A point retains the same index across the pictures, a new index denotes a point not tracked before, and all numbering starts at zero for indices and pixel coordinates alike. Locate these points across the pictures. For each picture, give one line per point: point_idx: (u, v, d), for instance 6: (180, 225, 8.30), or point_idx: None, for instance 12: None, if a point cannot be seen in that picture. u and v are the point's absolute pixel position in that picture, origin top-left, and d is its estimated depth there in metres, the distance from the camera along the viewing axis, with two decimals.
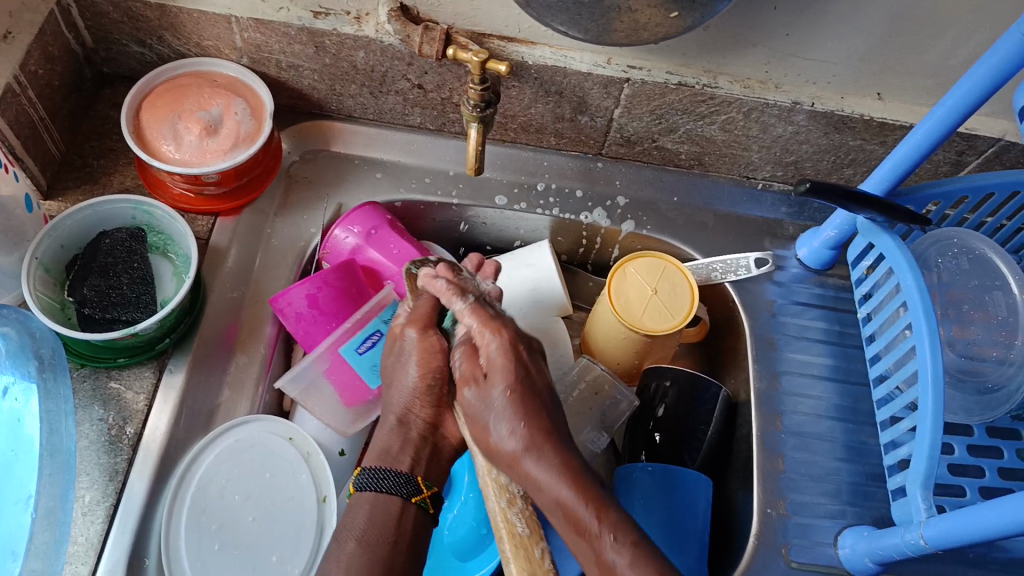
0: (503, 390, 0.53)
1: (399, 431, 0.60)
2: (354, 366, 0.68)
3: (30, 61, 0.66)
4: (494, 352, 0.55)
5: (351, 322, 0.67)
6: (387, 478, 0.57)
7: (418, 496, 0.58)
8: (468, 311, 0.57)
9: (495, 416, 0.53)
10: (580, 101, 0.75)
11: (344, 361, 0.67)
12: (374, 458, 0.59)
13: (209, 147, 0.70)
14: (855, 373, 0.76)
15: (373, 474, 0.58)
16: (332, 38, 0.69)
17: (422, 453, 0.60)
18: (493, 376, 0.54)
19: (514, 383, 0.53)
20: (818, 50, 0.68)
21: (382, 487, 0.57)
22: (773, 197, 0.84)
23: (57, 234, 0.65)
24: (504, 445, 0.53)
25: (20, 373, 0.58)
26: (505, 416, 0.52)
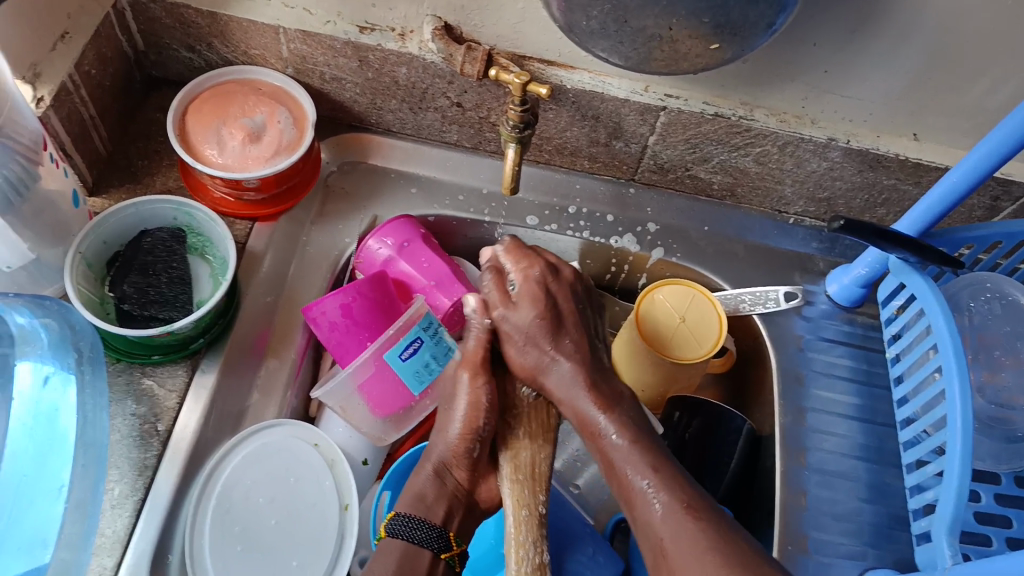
0: (531, 312, 0.63)
1: (436, 481, 0.61)
2: (393, 373, 0.68)
3: (84, 62, 0.68)
4: (524, 291, 0.64)
5: (393, 330, 0.66)
6: (420, 529, 0.59)
7: (448, 551, 0.59)
8: (506, 250, 0.67)
9: (522, 330, 0.63)
10: (616, 127, 0.75)
11: (386, 367, 0.67)
12: (406, 503, 0.60)
13: (251, 154, 0.71)
14: (881, 413, 0.75)
15: (406, 521, 0.59)
16: (376, 54, 0.71)
17: (455, 507, 0.62)
18: (521, 297, 0.64)
19: (539, 311, 0.63)
20: (857, 87, 0.68)
21: (412, 538, 0.58)
22: (804, 232, 0.84)
23: (101, 231, 0.67)
24: (522, 356, 0.63)
25: (60, 364, 0.59)
26: (525, 331, 0.63)
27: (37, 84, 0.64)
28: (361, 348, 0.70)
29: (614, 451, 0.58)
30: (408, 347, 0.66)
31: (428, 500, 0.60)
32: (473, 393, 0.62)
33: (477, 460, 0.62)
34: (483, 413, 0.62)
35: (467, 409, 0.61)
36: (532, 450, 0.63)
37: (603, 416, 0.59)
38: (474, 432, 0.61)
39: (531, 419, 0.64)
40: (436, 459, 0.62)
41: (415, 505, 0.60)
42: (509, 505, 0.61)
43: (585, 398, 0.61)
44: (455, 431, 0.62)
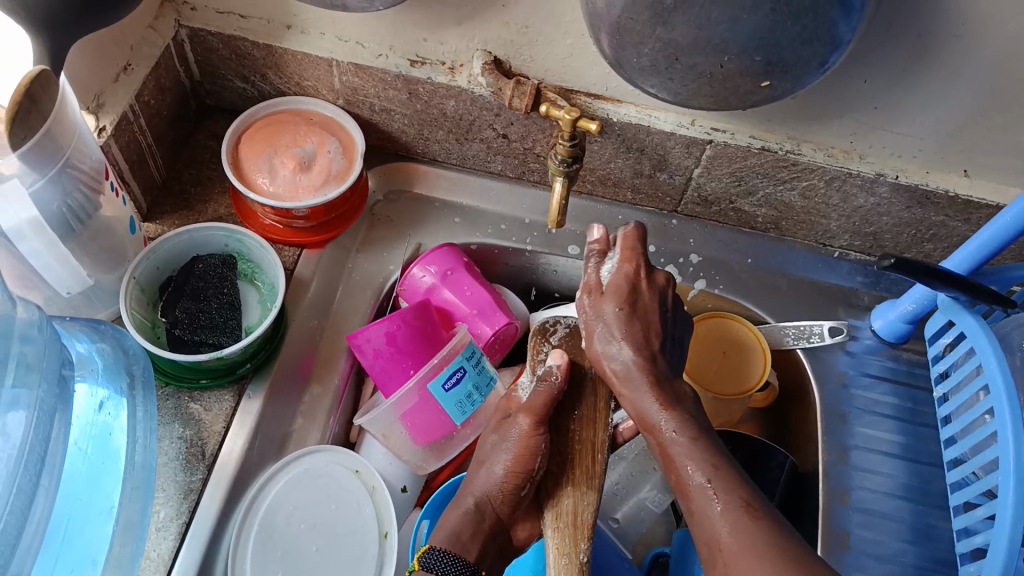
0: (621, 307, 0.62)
1: (473, 518, 0.62)
2: (437, 403, 0.68)
3: (145, 92, 0.70)
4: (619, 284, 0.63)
5: (440, 357, 0.66)
6: (451, 564, 0.58)
7: None
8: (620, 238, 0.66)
9: (603, 315, 0.62)
10: (661, 159, 0.76)
11: (430, 397, 0.67)
12: (443, 540, 0.61)
13: (302, 182, 0.73)
14: (926, 453, 0.74)
15: (440, 555, 0.59)
16: (425, 86, 0.72)
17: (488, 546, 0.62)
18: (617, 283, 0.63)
19: (626, 309, 0.62)
20: (906, 124, 0.67)
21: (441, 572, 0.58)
22: (849, 266, 0.83)
23: (155, 256, 0.68)
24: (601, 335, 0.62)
25: (112, 387, 0.60)
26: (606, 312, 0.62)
27: (100, 115, 0.66)
28: (405, 377, 0.71)
29: (672, 444, 0.56)
30: (452, 377, 0.66)
31: (463, 539, 0.61)
32: (529, 438, 0.61)
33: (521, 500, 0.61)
34: (536, 459, 0.61)
35: (519, 452, 0.61)
36: (575, 497, 0.61)
37: (662, 413, 0.58)
38: (524, 473, 0.61)
39: (578, 465, 0.62)
40: (478, 494, 0.62)
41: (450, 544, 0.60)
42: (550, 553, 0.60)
43: (646, 394, 0.59)
44: (500, 472, 0.61)
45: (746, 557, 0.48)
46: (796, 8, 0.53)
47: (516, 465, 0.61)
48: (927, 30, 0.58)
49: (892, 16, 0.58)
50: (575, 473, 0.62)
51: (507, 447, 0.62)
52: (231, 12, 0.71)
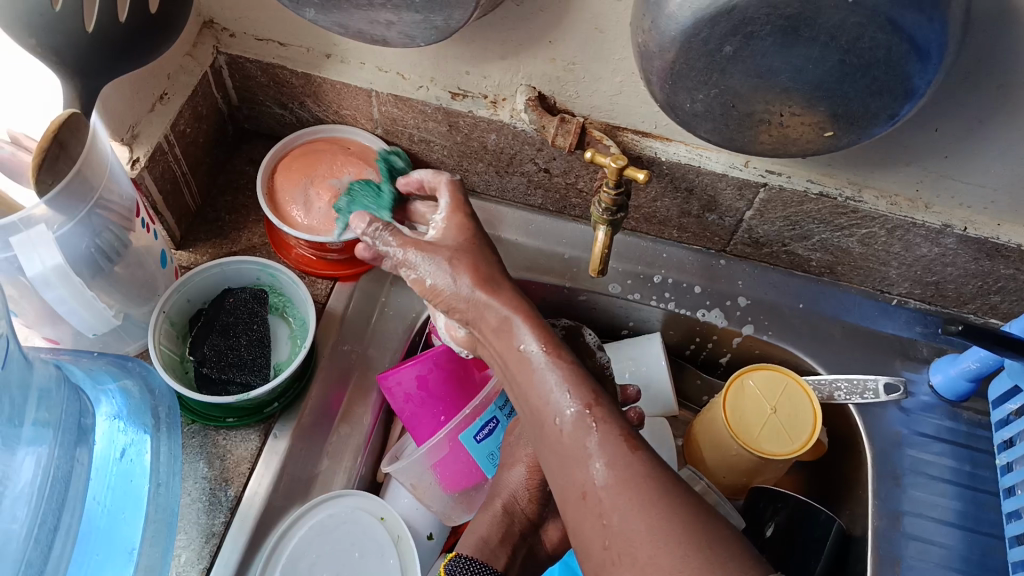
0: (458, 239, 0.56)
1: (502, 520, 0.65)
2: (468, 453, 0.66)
3: (181, 121, 0.69)
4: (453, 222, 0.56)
5: (471, 408, 0.66)
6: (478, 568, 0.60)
7: None
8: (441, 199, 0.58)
9: (432, 257, 0.54)
10: (710, 200, 0.72)
11: (462, 448, 0.66)
12: (471, 546, 0.63)
13: (337, 215, 0.71)
14: (986, 522, 0.69)
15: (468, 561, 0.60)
16: (466, 120, 0.69)
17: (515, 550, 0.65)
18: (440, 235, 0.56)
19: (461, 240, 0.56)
20: (979, 175, 0.62)
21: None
22: (907, 315, 0.78)
23: (186, 289, 0.67)
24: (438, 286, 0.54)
25: (137, 428, 0.59)
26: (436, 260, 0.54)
27: (133, 146, 0.65)
28: (436, 423, 0.69)
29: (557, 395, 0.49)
30: (483, 428, 0.66)
31: (491, 544, 0.63)
32: None
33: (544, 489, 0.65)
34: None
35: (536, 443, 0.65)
36: None
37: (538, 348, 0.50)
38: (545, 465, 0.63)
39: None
40: (505, 495, 0.65)
41: (478, 549, 0.63)
42: None
43: (519, 332, 0.51)
44: (523, 468, 0.65)
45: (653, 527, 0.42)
46: (866, 60, 0.49)
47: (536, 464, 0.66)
48: (1008, 81, 0.54)
49: (971, 65, 0.53)
50: None
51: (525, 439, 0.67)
52: (269, 40, 0.69)
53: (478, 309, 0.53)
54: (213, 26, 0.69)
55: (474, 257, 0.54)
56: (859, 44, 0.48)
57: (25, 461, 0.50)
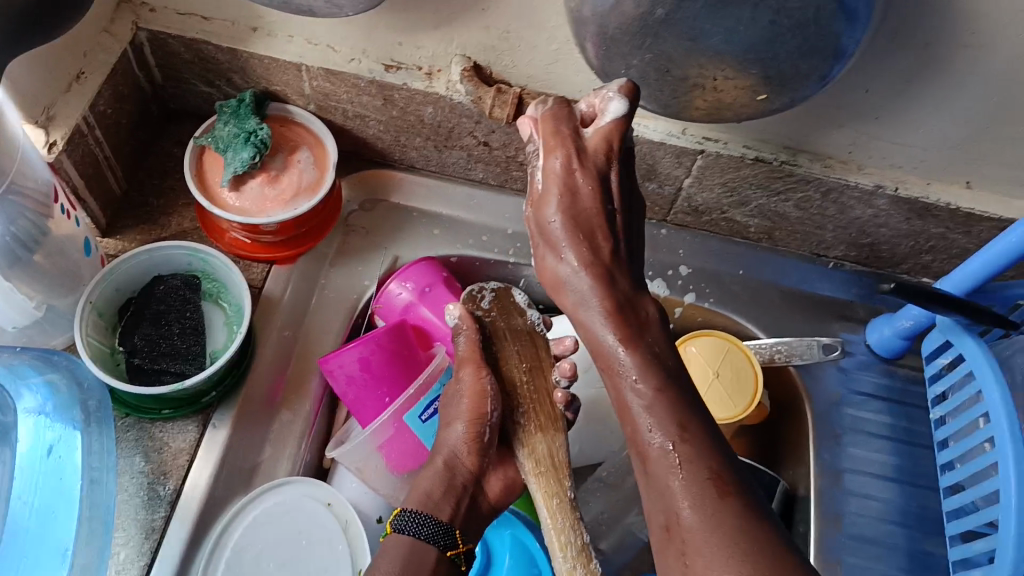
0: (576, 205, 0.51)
1: (445, 476, 0.61)
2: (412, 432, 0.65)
3: (100, 103, 0.66)
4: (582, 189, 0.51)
5: (416, 387, 0.65)
6: (426, 525, 0.59)
7: (453, 548, 0.60)
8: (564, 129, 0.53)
9: (551, 244, 0.51)
10: (650, 169, 0.72)
11: (407, 428, 0.65)
12: (415, 502, 0.60)
13: (270, 195, 0.69)
14: (922, 475, 0.72)
15: (413, 517, 0.59)
16: (401, 93, 0.68)
17: (460, 502, 0.62)
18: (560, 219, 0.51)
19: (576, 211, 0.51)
20: (909, 135, 0.64)
21: (417, 534, 0.58)
22: (844, 277, 0.79)
23: (113, 278, 0.65)
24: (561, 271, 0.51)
25: (65, 423, 0.56)
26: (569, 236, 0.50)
27: (50, 129, 0.62)
28: (380, 404, 0.68)
29: (635, 397, 0.47)
30: (428, 406, 0.65)
31: (435, 498, 0.60)
32: (477, 381, 0.61)
33: (487, 445, 0.62)
34: (489, 401, 0.61)
35: (471, 396, 0.61)
36: (547, 442, 0.60)
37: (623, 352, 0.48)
38: (480, 417, 0.61)
39: (539, 411, 0.61)
40: (446, 451, 0.62)
41: (422, 504, 0.60)
42: (538, 498, 0.59)
43: (596, 310, 0.50)
44: (462, 425, 0.61)
45: (711, 535, 0.41)
46: (796, 20, 0.49)
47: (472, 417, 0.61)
48: (932, 40, 0.55)
49: (899, 25, 0.54)
50: (538, 417, 0.61)
51: (460, 395, 0.61)
52: (192, 14, 0.66)
53: (577, 310, 0.50)
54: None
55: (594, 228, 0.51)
56: (789, 4, 0.48)
57: None
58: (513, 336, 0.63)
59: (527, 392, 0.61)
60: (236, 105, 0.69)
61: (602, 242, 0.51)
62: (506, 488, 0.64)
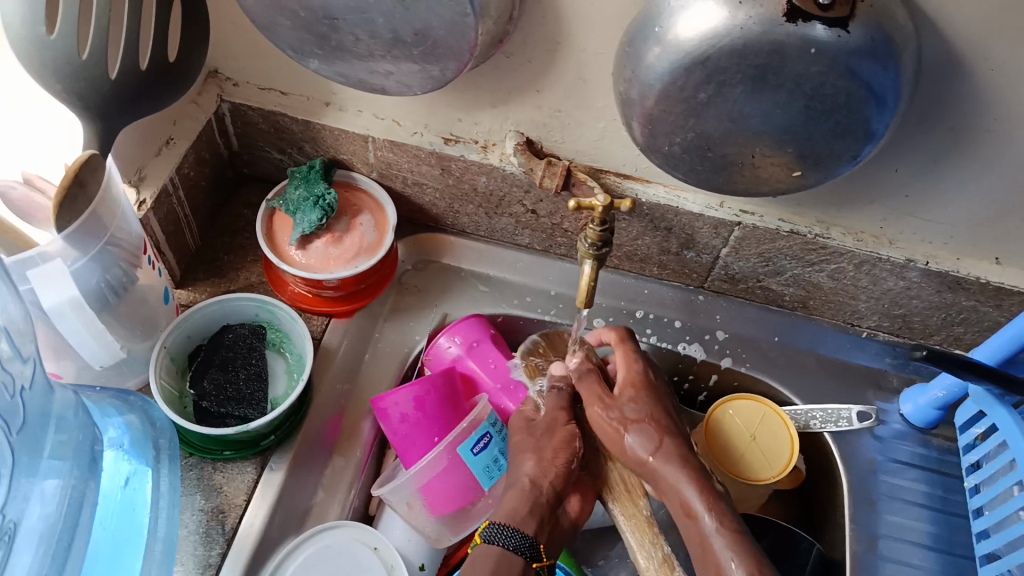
0: (627, 397, 0.66)
1: (531, 492, 0.64)
2: (467, 476, 0.69)
3: (185, 165, 0.72)
4: (622, 366, 0.69)
5: (468, 421, 0.68)
6: (514, 536, 0.61)
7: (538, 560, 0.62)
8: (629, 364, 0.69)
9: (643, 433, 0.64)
10: (688, 238, 0.76)
11: (459, 463, 0.69)
12: (502, 516, 0.63)
13: (333, 254, 0.74)
14: (959, 544, 0.72)
15: (502, 529, 0.61)
16: (458, 163, 0.73)
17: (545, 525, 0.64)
18: (634, 432, 0.64)
19: (638, 397, 0.66)
20: (937, 212, 0.67)
21: (506, 544, 0.60)
22: (878, 347, 0.82)
23: (186, 325, 0.70)
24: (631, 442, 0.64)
25: (139, 460, 0.60)
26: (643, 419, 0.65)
27: (141, 188, 0.68)
28: (427, 445, 0.70)
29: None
30: (480, 440, 0.69)
31: (522, 513, 0.63)
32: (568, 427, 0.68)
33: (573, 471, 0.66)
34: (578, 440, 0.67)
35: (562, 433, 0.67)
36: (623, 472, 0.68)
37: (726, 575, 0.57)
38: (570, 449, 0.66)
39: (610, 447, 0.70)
40: (530, 472, 0.65)
41: (510, 518, 0.62)
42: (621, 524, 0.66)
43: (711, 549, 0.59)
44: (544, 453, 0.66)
45: None
46: (828, 105, 0.53)
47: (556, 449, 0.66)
48: (958, 125, 0.59)
49: (927, 109, 0.58)
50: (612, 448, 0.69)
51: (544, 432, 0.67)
52: (272, 89, 0.73)
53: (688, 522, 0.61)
54: (218, 75, 0.73)
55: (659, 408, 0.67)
56: (821, 91, 0.53)
57: (43, 490, 0.51)
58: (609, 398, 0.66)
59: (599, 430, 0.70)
60: (306, 171, 0.75)
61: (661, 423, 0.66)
62: (580, 509, 0.67)
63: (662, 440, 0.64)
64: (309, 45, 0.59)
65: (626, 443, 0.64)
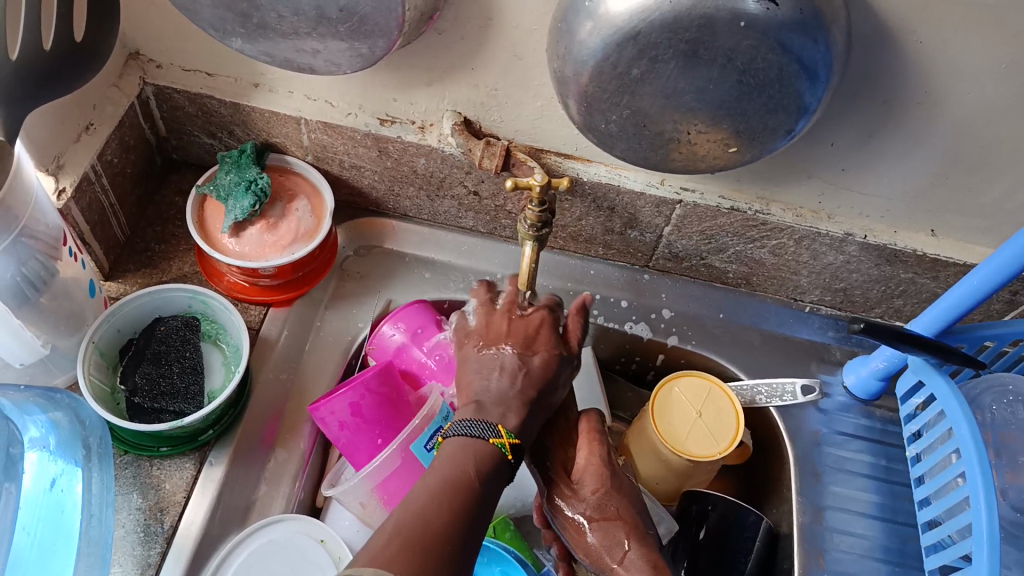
0: (591, 487, 0.61)
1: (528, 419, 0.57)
2: (417, 465, 0.67)
3: (107, 151, 0.69)
4: (584, 450, 0.62)
5: (421, 416, 0.67)
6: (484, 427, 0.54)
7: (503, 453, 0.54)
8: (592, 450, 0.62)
9: (601, 528, 0.60)
10: (631, 217, 0.76)
11: (414, 459, 0.67)
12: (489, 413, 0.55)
13: (269, 241, 0.72)
14: (902, 512, 0.73)
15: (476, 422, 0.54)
16: (396, 145, 0.72)
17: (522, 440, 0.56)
18: (597, 530, 0.60)
19: (606, 488, 0.61)
20: (873, 186, 0.68)
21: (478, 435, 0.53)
22: (820, 321, 0.83)
23: (116, 319, 0.67)
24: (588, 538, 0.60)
25: (69, 460, 0.58)
26: (602, 509, 0.60)
27: (59, 176, 0.65)
28: (373, 446, 0.69)
29: None
30: (434, 436, 0.67)
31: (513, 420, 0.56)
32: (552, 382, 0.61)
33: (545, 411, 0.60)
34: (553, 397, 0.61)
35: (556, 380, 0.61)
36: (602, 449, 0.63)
37: None
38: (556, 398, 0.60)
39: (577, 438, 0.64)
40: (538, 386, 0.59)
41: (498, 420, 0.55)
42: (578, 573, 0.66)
43: None
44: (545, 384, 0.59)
45: None
46: (760, 80, 0.53)
47: (561, 378, 0.61)
48: (890, 98, 0.59)
49: (860, 84, 0.58)
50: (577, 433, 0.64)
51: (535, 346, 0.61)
52: (197, 71, 0.70)
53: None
54: (139, 57, 0.70)
55: (625, 502, 0.61)
56: (753, 65, 0.52)
57: None
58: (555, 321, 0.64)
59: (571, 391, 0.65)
60: (237, 155, 0.73)
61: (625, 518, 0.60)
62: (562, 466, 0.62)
63: (628, 546, 0.59)
64: (230, 24, 0.56)
65: (590, 542, 0.60)
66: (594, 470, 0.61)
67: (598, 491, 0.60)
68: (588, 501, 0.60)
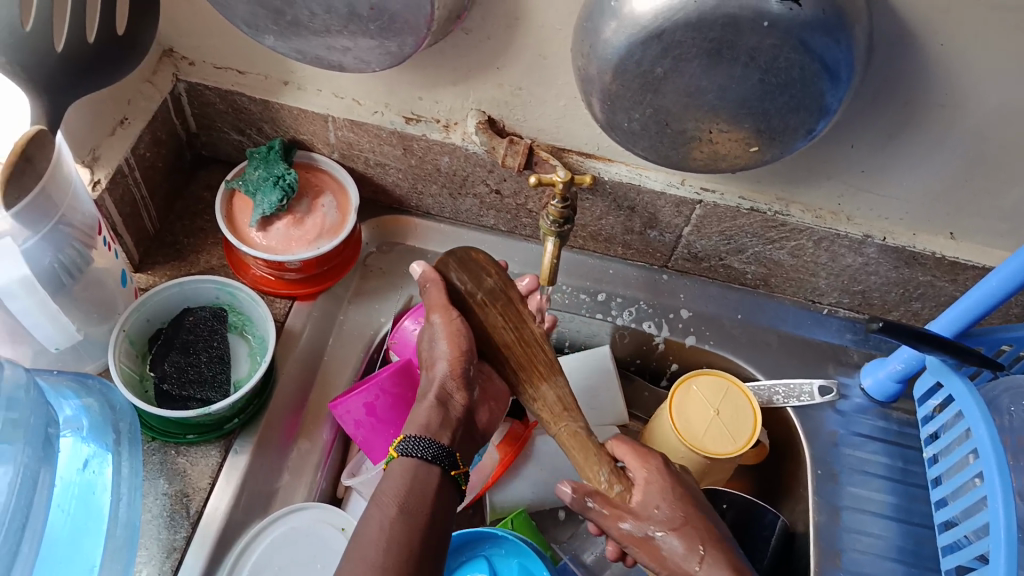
0: (658, 501, 0.58)
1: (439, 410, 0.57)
2: None
3: (141, 146, 0.71)
4: (639, 464, 0.60)
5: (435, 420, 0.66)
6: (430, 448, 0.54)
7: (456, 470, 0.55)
8: (638, 461, 0.60)
9: (677, 535, 0.56)
10: (651, 217, 0.76)
11: None
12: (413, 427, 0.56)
13: (295, 235, 0.73)
14: (918, 514, 0.73)
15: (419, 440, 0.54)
16: (420, 143, 0.73)
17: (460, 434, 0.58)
18: (673, 540, 0.56)
19: (673, 500, 0.58)
20: (892, 188, 0.68)
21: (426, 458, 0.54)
22: (838, 323, 0.83)
23: (145, 309, 0.69)
24: (664, 550, 0.56)
25: (99, 444, 0.59)
26: (676, 519, 0.57)
27: (94, 168, 0.67)
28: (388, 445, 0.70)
29: None
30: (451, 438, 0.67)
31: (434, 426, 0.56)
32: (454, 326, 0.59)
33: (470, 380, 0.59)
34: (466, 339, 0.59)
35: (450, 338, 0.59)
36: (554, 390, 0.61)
37: None
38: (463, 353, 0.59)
39: (536, 362, 0.62)
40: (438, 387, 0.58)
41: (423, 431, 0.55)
42: None
43: None
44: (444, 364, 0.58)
45: None
46: (782, 79, 0.54)
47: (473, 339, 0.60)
48: (912, 99, 0.60)
49: (879, 86, 0.59)
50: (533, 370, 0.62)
51: (438, 338, 0.59)
52: (229, 68, 0.72)
53: None
54: (173, 54, 0.72)
55: (692, 506, 0.58)
56: (775, 65, 0.53)
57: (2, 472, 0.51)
58: (492, 301, 0.61)
59: (504, 330, 0.61)
60: (266, 151, 0.75)
61: (698, 522, 0.57)
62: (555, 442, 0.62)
63: (706, 552, 0.55)
64: (263, 21, 0.58)
65: (667, 553, 0.56)
66: (658, 477, 0.59)
67: (667, 501, 0.58)
68: (656, 512, 0.57)
